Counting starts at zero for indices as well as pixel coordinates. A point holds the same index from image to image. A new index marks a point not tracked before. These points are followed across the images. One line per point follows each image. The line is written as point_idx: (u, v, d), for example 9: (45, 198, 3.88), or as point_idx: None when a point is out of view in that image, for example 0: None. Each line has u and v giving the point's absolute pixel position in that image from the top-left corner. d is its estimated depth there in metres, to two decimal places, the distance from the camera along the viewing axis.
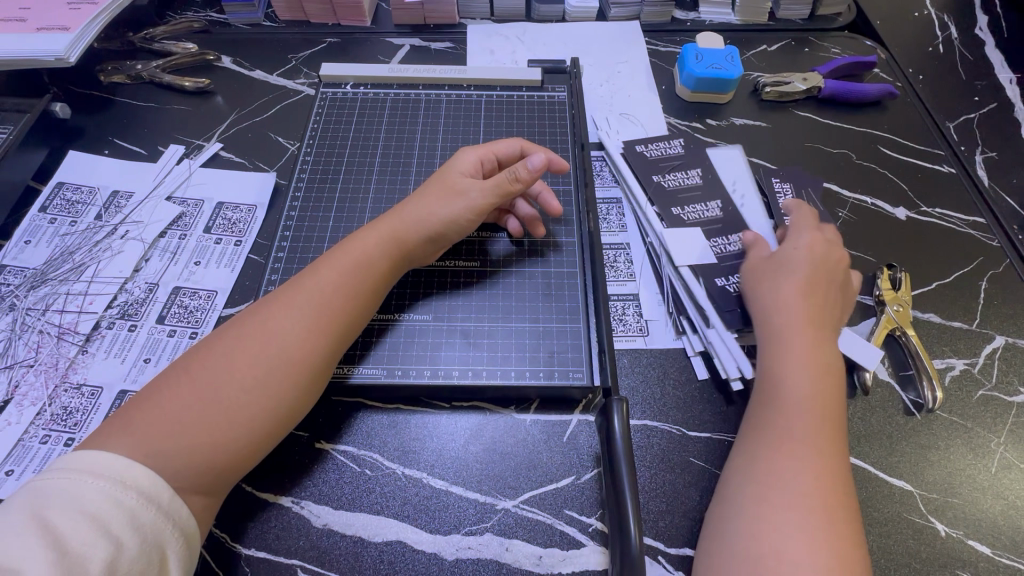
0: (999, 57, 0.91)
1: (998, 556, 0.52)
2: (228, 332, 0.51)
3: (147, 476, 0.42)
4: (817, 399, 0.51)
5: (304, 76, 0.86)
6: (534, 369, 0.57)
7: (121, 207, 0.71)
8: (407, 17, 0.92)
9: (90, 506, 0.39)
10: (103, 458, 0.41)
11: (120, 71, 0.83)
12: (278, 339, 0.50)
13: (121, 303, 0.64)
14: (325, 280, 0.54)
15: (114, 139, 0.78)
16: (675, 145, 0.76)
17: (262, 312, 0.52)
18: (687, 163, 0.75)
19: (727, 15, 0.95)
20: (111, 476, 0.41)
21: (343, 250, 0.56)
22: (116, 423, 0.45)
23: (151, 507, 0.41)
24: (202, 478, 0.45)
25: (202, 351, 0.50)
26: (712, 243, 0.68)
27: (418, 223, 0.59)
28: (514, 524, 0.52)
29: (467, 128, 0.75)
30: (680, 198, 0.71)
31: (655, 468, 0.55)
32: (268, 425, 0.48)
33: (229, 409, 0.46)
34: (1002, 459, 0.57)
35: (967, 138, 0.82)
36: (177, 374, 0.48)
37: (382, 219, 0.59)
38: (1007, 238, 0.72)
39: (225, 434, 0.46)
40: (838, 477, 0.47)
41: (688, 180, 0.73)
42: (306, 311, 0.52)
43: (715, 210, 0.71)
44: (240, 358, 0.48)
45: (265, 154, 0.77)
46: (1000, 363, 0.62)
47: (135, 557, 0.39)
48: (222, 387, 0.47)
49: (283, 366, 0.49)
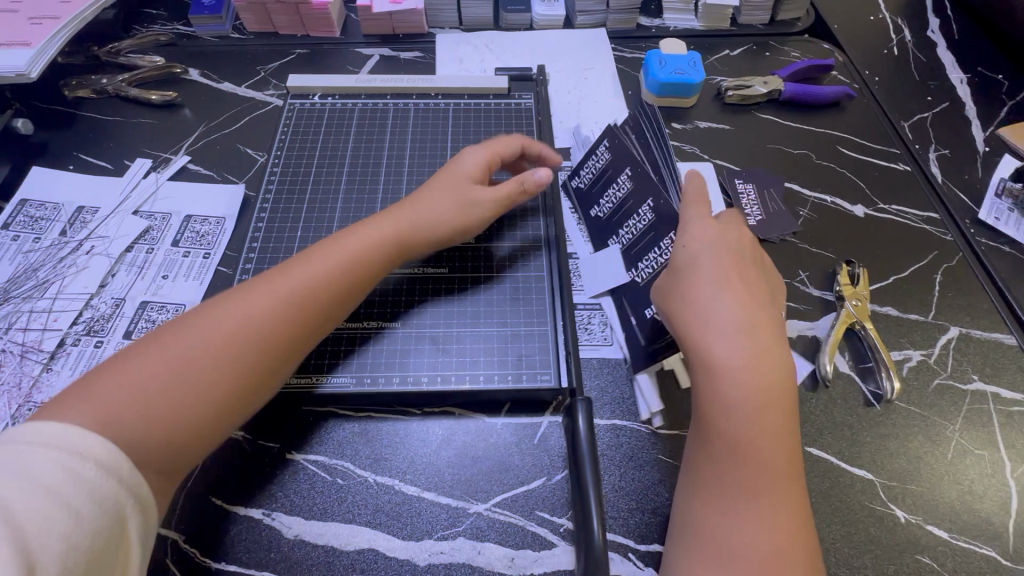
0: (951, 58, 0.95)
1: (955, 539, 0.54)
2: (208, 308, 0.50)
3: (104, 448, 0.40)
4: (758, 438, 0.48)
5: (273, 87, 0.86)
6: (502, 373, 0.58)
7: (86, 223, 0.70)
8: (376, 28, 0.93)
9: (42, 478, 0.37)
10: (53, 429, 0.39)
11: (84, 85, 0.82)
12: (260, 322, 0.50)
13: (87, 319, 0.63)
14: (318, 266, 0.54)
15: (79, 154, 0.78)
16: (602, 154, 0.69)
17: (240, 294, 0.51)
18: (612, 171, 0.68)
19: (690, 22, 0.98)
20: (62, 447, 0.39)
21: (338, 240, 0.57)
22: (71, 394, 0.43)
23: (110, 478, 0.39)
24: (159, 456, 0.44)
25: (167, 330, 0.48)
26: (648, 259, 0.62)
27: (426, 223, 0.60)
28: (486, 526, 0.53)
29: (435, 137, 0.76)
30: (615, 223, 0.67)
31: (624, 466, 0.56)
32: (233, 409, 0.48)
33: (196, 386, 0.46)
34: (957, 445, 0.59)
35: (921, 137, 0.85)
36: (151, 344, 0.47)
37: (382, 214, 0.60)
38: (960, 233, 0.75)
39: (185, 408, 0.46)
40: (793, 517, 0.46)
41: (620, 192, 0.66)
42: (291, 294, 0.52)
43: (646, 215, 0.62)
44: (213, 336, 0.48)
45: (234, 165, 0.77)
46: (955, 353, 0.65)
47: (93, 531, 0.37)
48: (194, 363, 0.47)
49: (258, 351, 0.49)
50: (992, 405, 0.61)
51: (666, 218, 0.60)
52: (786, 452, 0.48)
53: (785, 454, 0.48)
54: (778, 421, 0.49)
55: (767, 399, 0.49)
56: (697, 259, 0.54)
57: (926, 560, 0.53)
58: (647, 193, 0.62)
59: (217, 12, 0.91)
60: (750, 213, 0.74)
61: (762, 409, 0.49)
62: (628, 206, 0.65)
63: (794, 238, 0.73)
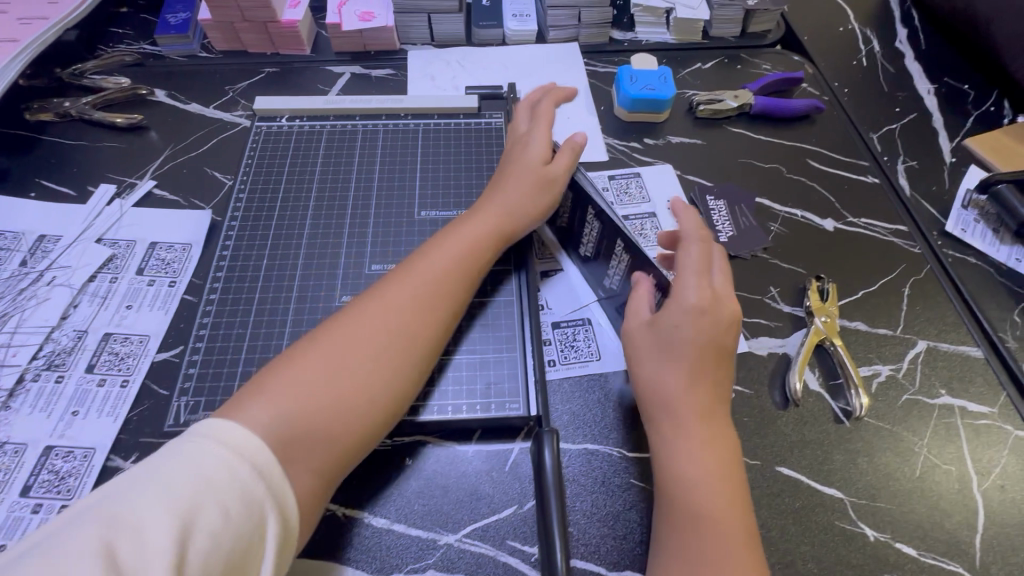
0: (918, 69, 0.96)
1: (923, 556, 0.54)
2: (366, 299, 0.54)
3: (256, 444, 0.41)
4: (705, 479, 0.50)
5: (242, 107, 0.85)
6: (471, 401, 0.57)
7: (47, 252, 0.69)
8: (347, 45, 0.92)
9: (204, 471, 0.38)
10: (234, 429, 0.41)
11: (46, 109, 0.81)
12: (394, 312, 0.53)
13: (47, 354, 0.62)
14: (437, 263, 0.57)
15: (41, 180, 0.76)
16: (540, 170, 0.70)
17: (380, 289, 0.55)
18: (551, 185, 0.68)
19: (662, 35, 0.98)
20: (231, 447, 0.40)
21: (461, 230, 0.61)
22: (261, 380, 0.47)
23: (261, 480, 0.40)
24: (309, 452, 0.44)
25: (333, 321, 0.52)
26: (612, 267, 0.63)
27: (518, 207, 0.63)
28: (457, 558, 0.52)
29: (404, 158, 0.75)
30: (577, 237, 0.67)
31: (596, 492, 0.56)
32: (386, 408, 0.50)
33: (355, 388, 0.48)
34: (925, 461, 0.59)
35: (890, 149, 0.86)
36: (321, 337, 0.51)
37: (484, 203, 0.64)
38: (927, 245, 0.76)
39: (353, 411, 0.48)
40: (748, 559, 0.47)
41: (566, 208, 0.67)
42: (426, 291, 0.55)
43: (594, 223, 0.63)
44: (385, 337, 0.51)
45: (201, 190, 0.76)
46: (923, 367, 0.65)
47: (235, 535, 0.37)
48: (358, 362, 0.49)
49: (406, 346, 0.52)
50: (959, 418, 0.62)
51: (608, 224, 0.60)
52: (744, 523, 0.49)
53: (745, 525, 0.49)
54: (734, 494, 0.50)
55: (711, 436, 0.52)
56: (671, 305, 0.55)
57: None
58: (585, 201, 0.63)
59: (184, 32, 0.89)
60: (721, 229, 0.75)
61: (706, 450, 0.51)
62: (578, 219, 0.65)
63: (764, 254, 0.74)
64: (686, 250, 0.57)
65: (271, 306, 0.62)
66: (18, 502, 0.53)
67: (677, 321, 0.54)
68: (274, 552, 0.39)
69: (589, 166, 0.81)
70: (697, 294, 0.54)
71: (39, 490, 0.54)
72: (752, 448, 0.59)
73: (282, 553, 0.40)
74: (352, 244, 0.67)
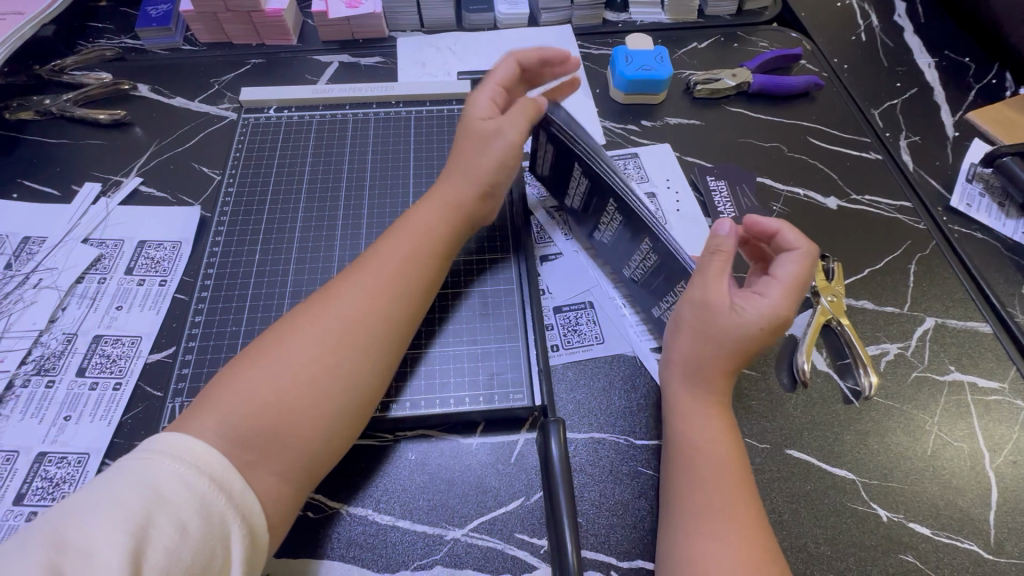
0: (918, 42, 0.94)
1: (937, 535, 0.54)
2: (314, 299, 0.52)
3: (214, 456, 0.40)
4: (700, 433, 0.51)
5: (228, 100, 0.83)
6: (474, 393, 0.56)
7: (33, 254, 0.67)
8: (334, 33, 0.90)
9: (162, 487, 0.37)
10: (191, 444, 0.40)
11: (26, 107, 0.78)
12: (343, 305, 0.51)
13: (36, 358, 0.60)
14: (396, 246, 0.56)
15: (23, 181, 0.74)
16: (545, 146, 0.65)
17: (334, 284, 0.53)
18: (559, 165, 0.64)
19: (657, 14, 0.95)
20: (186, 459, 0.39)
21: (410, 222, 0.58)
22: (218, 381, 0.46)
23: (221, 493, 0.39)
24: (271, 454, 0.44)
25: (287, 321, 0.51)
26: (631, 260, 0.61)
27: (476, 184, 0.60)
28: (464, 553, 0.51)
29: (397, 146, 0.73)
30: (593, 219, 0.65)
31: (604, 480, 0.55)
32: (350, 402, 0.48)
33: (309, 389, 0.46)
34: (937, 438, 0.59)
35: (891, 125, 0.84)
36: (273, 338, 0.49)
37: (436, 191, 0.61)
38: (932, 221, 0.75)
39: (308, 413, 0.46)
40: (747, 516, 0.47)
41: (582, 188, 0.63)
42: (368, 280, 0.53)
43: (615, 215, 0.60)
44: (338, 335, 0.49)
45: (189, 185, 0.74)
46: (931, 344, 0.64)
47: (196, 547, 0.36)
48: (310, 360, 0.47)
49: (363, 337, 0.50)
50: (969, 395, 0.61)
51: (632, 216, 0.57)
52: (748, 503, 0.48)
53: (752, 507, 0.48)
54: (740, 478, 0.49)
55: (709, 398, 0.53)
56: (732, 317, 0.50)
57: (909, 559, 0.52)
58: (606, 191, 0.59)
59: (166, 24, 0.86)
60: (723, 211, 0.74)
61: (704, 409, 0.52)
62: (595, 204, 0.62)
63: None
64: (785, 258, 0.53)
65: (265, 302, 0.61)
66: (12, 510, 0.52)
67: (763, 327, 0.50)
68: (242, 557, 0.39)
69: None
70: (790, 304, 0.50)
71: (33, 497, 0.52)
72: (762, 432, 0.58)
73: (252, 552, 0.40)
74: (346, 236, 0.66)
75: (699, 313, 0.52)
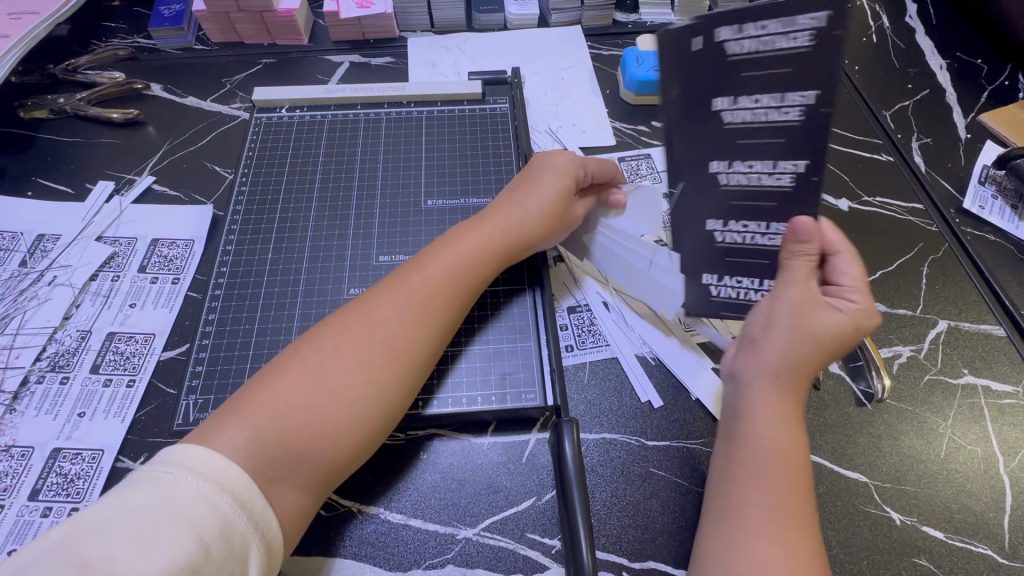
0: (930, 44, 0.93)
1: (951, 539, 0.53)
2: (351, 312, 0.51)
3: (236, 474, 0.41)
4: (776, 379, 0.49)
5: (240, 100, 0.83)
6: (486, 394, 0.56)
7: (47, 252, 0.67)
8: (345, 34, 0.90)
9: (183, 503, 0.38)
10: (216, 460, 0.41)
11: (41, 105, 0.79)
12: (384, 328, 0.50)
13: (51, 355, 0.61)
14: (439, 280, 0.54)
15: (37, 179, 0.74)
16: (800, 38, 0.47)
17: (371, 299, 0.52)
18: (802, 81, 0.48)
19: (667, 16, 0.95)
20: (211, 477, 0.40)
21: (453, 251, 0.56)
22: (246, 392, 0.46)
23: (242, 512, 0.40)
24: (296, 471, 0.44)
25: (318, 331, 0.50)
26: (742, 228, 0.53)
27: (517, 236, 0.59)
28: (475, 552, 0.51)
29: (409, 146, 0.73)
30: (741, 145, 0.51)
31: (615, 481, 0.55)
32: (381, 425, 0.48)
33: (345, 411, 0.46)
34: (950, 442, 0.58)
35: (903, 127, 0.84)
36: (305, 354, 0.48)
37: (485, 225, 0.59)
38: (945, 223, 0.74)
39: (342, 438, 0.46)
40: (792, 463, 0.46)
41: (775, 112, 0.49)
42: (411, 318, 0.51)
43: (787, 177, 0.51)
44: (376, 357, 0.49)
45: (202, 184, 0.74)
46: (944, 347, 0.64)
47: (216, 566, 0.37)
48: (351, 382, 0.47)
49: (403, 361, 0.50)
50: (982, 399, 0.61)
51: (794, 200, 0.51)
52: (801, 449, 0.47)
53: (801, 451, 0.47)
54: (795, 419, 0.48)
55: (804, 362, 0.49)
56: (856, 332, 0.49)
57: (923, 562, 0.52)
58: (819, 158, 0.50)
59: (178, 23, 0.87)
60: None
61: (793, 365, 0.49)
62: (770, 141, 0.50)
63: None
64: (838, 261, 0.51)
65: (277, 301, 0.61)
66: (27, 505, 0.52)
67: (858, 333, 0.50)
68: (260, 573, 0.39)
69: (596, 150, 0.80)
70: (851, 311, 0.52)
71: (48, 493, 0.53)
72: None
73: (268, 570, 0.41)
74: (358, 236, 0.66)
75: (800, 313, 0.48)
